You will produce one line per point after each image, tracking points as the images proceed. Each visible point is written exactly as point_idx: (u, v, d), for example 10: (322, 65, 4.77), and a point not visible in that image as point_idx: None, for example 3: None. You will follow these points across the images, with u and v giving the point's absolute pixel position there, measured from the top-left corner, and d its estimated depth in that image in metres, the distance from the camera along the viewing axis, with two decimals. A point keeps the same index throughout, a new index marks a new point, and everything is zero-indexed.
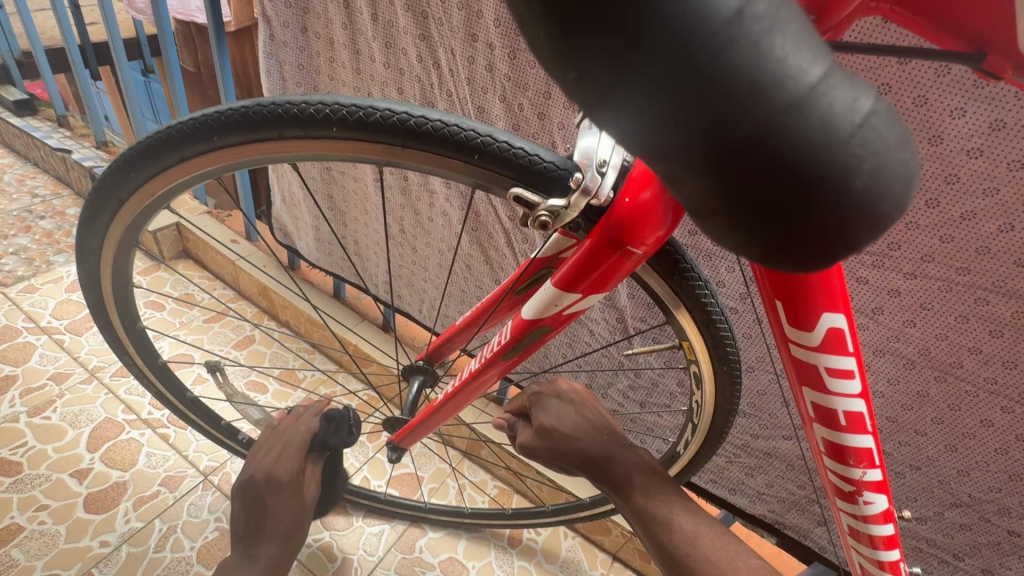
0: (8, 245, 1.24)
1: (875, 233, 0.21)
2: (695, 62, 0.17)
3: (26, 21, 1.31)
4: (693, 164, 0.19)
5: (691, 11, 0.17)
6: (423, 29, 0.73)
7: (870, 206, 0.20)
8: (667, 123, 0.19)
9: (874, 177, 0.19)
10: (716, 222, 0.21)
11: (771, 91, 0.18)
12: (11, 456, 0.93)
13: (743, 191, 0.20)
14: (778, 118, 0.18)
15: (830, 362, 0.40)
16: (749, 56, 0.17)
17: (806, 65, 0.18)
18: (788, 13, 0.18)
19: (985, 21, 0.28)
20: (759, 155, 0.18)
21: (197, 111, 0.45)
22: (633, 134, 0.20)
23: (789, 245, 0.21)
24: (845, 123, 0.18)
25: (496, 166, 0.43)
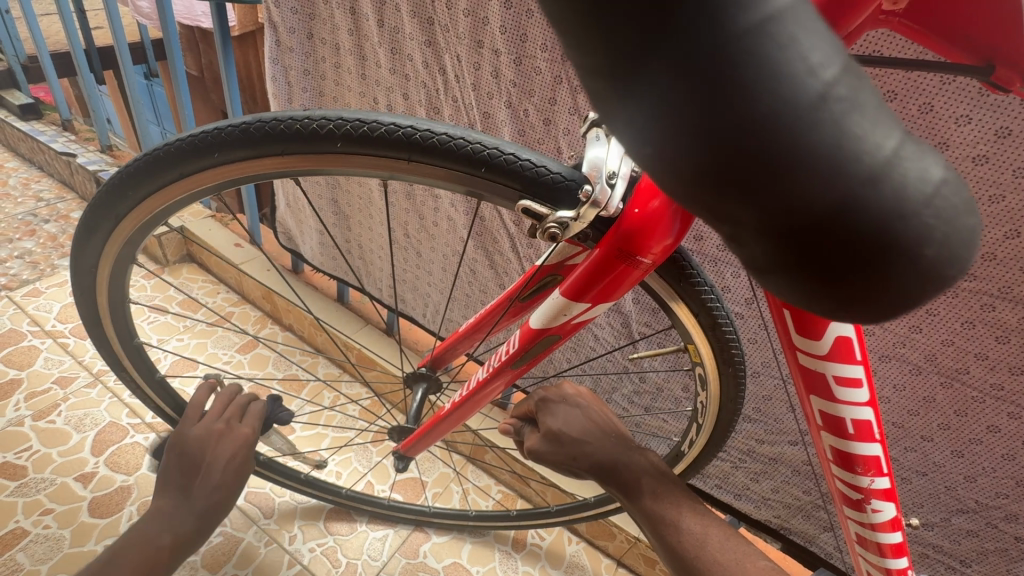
0: (13, 249, 1.24)
1: (935, 292, 0.20)
2: (778, 145, 0.16)
3: (32, 26, 1.32)
4: (763, 231, 0.18)
5: (778, 94, 0.15)
6: (429, 36, 0.74)
7: (936, 270, 0.19)
8: (737, 198, 0.17)
9: (944, 244, 0.18)
10: (776, 279, 0.20)
11: (826, 140, 0.16)
12: (16, 459, 0.93)
13: (810, 260, 0.18)
14: (857, 196, 0.16)
15: (838, 369, 0.41)
16: (830, 138, 0.16)
17: (883, 139, 0.17)
18: (865, 87, 0.17)
19: (992, 36, 0.28)
20: (834, 229, 0.17)
21: (198, 127, 0.46)
22: (699, 201, 0.19)
23: (851, 308, 0.20)
24: (920, 194, 0.17)
25: (502, 178, 0.43)
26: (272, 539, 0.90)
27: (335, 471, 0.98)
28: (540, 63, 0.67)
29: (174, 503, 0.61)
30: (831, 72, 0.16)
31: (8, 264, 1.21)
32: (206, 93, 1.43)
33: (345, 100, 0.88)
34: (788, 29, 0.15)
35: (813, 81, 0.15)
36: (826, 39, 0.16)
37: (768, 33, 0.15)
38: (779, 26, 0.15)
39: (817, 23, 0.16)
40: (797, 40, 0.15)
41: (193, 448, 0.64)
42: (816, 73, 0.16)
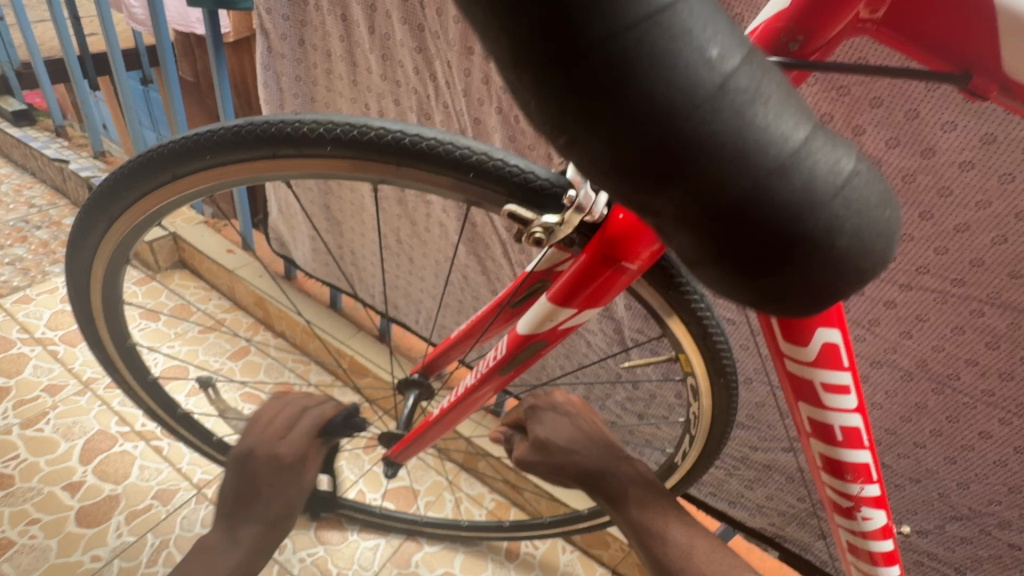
0: (3, 255, 1.23)
1: (858, 285, 0.22)
2: (682, 132, 0.18)
3: (26, 32, 1.32)
4: (683, 220, 0.20)
5: (678, 85, 0.17)
6: (420, 42, 0.74)
7: (854, 259, 0.20)
8: (654, 185, 0.19)
9: (856, 236, 0.20)
10: (708, 270, 0.21)
11: (720, 126, 0.18)
12: (3, 468, 0.92)
13: (733, 250, 0.20)
14: (763, 181, 0.18)
15: (826, 376, 0.40)
16: (732, 126, 0.18)
17: (787, 129, 0.19)
18: (769, 79, 0.19)
19: (971, 45, 0.28)
20: (749, 215, 0.19)
21: (187, 130, 0.45)
22: (624, 193, 0.20)
23: (778, 295, 0.21)
24: (825, 184, 0.19)
25: (490, 183, 0.43)
26: None
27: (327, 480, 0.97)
28: None
29: (221, 535, 0.58)
30: (731, 63, 0.18)
31: None
32: (200, 99, 1.43)
33: (338, 106, 0.88)
34: (683, 23, 0.17)
35: (712, 73, 0.17)
36: (727, 36, 0.18)
37: (662, 25, 0.17)
38: (673, 21, 0.17)
39: (715, 20, 0.18)
40: (692, 33, 0.17)
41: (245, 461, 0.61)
42: (714, 66, 0.17)
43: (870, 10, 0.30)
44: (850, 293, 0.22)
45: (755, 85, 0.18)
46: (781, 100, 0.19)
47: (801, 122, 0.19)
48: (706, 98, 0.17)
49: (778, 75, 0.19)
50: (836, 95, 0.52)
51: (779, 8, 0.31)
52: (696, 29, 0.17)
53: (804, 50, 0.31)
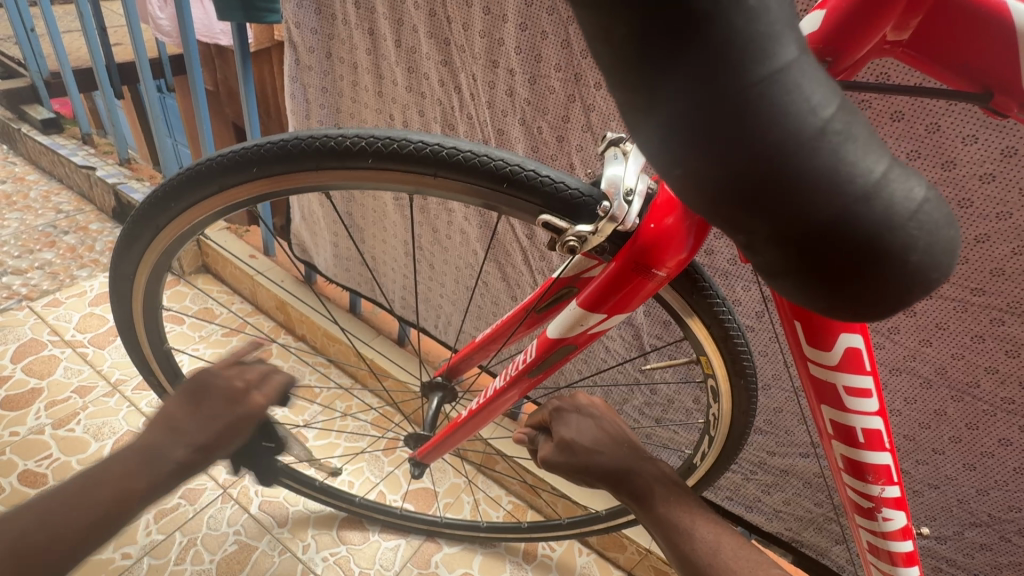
0: (33, 260, 1.27)
1: (923, 296, 0.23)
2: (787, 167, 0.20)
3: (56, 42, 1.36)
4: (778, 238, 0.21)
5: (790, 128, 0.19)
6: (445, 55, 0.76)
7: (923, 273, 0.22)
8: (756, 208, 0.21)
9: (926, 253, 0.22)
10: (788, 281, 0.23)
11: (819, 162, 0.20)
12: (37, 467, 0.95)
13: (819, 264, 0.21)
14: (852, 207, 0.20)
15: (847, 379, 0.42)
16: (830, 162, 0.20)
17: (872, 163, 0.21)
18: (857, 122, 0.21)
19: (993, 64, 0.30)
20: (837, 235, 0.21)
21: (236, 145, 0.48)
22: (722, 216, 0.22)
23: (856, 304, 0.23)
24: (902, 210, 0.21)
25: (522, 194, 0.44)
26: (285, 547, 0.91)
27: (348, 481, 0.99)
28: (554, 82, 0.69)
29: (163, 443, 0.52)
30: (830, 110, 0.20)
31: (29, 275, 1.24)
32: (220, 107, 1.48)
33: (362, 116, 0.91)
34: (795, 78, 0.19)
35: (815, 118, 0.19)
36: (824, 85, 0.20)
37: (780, 81, 0.19)
38: (787, 76, 0.19)
39: (818, 74, 0.20)
40: (802, 87, 0.19)
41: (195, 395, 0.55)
42: (817, 113, 0.20)
43: (895, 33, 0.31)
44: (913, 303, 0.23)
45: (848, 127, 0.20)
46: (867, 138, 0.21)
47: (882, 156, 0.21)
48: (809, 140, 0.19)
49: (863, 116, 0.21)
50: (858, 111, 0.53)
51: (810, 28, 0.32)
52: (804, 82, 0.19)
53: (834, 70, 0.33)
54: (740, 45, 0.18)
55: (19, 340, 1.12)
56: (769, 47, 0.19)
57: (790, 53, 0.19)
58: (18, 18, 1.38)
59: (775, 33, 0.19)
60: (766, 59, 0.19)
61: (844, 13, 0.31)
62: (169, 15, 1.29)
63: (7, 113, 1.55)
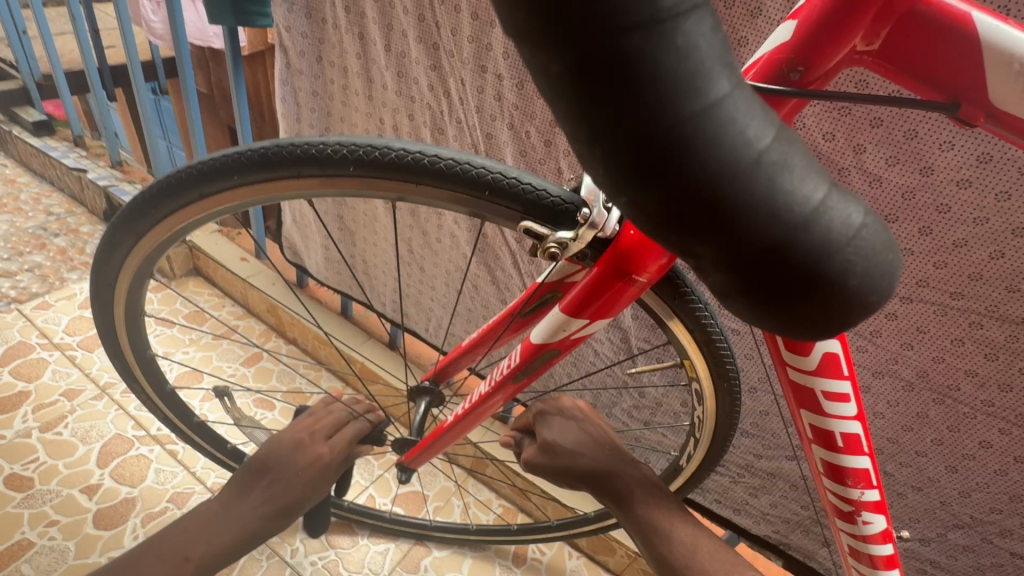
0: (23, 262, 1.26)
1: (866, 317, 0.24)
2: (725, 197, 0.21)
3: (48, 45, 1.35)
4: (724, 265, 0.22)
5: (726, 160, 0.20)
6: (434, 60, 0.76)
7: (863, 296, 0.23)
8: (699, 235, 0.22)
9: (865, 277, 0.23)
10: (738, 304, 0.24)
11: (756, 192, 0.21)
12: (23, 471, 0.94)
13: (762, 287, 0.22)
14: (791, 235, 0.21)
15: (826, 384, 0.42)
16: (768, 192, 0.21)
17: (810, 191, 0.22)
18: (794, 151, 0.22)
19: (960, 73, 0.30)
20: (777, 261, 0.22)
21: (218, 152, 0.48)
22: (669, 241, 0.23)
23: (800, 325, 0.24)
24: (841, 235, 0.22)
25: (504, 201, 0.45)
26: (273, 551, 0.91)
27: None
28: None
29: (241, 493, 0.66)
30: (765, 141, 0.21)
31: (18, 277, 1.23)
32: (212, 109, 1.48)
33: (353, 120, 0.91)
34: (729, 112, 0.20)
35: (750, 150, 0.20)
36: (760, 117, 0.21)
37: (713, 115, 0.20)
38: (721, 110, 0.20)
39: (754, 106, 0.21)
40: (736, 119, 0.20)
41: (282, 451, 0.67)
42: (753, 144, 0.21)
43: (866, 42, 0.32)
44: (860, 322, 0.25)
45: (784, 157, 0.21)
46: (804, 166, 0.22)
47: (820, 184, 0.22)
48: (745, 171, 0.20)
49: (802, 144, 0.22)
50: (838, 116, 0.54)
51: (781, 40, 0.33)
52: (739, 115, 0.20)
53: (805, 80, 0.33)
54: (673, 80, 0.19)
55: (6, 343, 1.11)
56: (702, 84, 0.19)
57: (724, 88, 0.20)
58: (10, 19, 1.38)
59: (708, 69, 0.19)
60: (699, 94, 0.19)
61: (811, 26, 0.32)
62: (162, 19, 1.29)
63: None
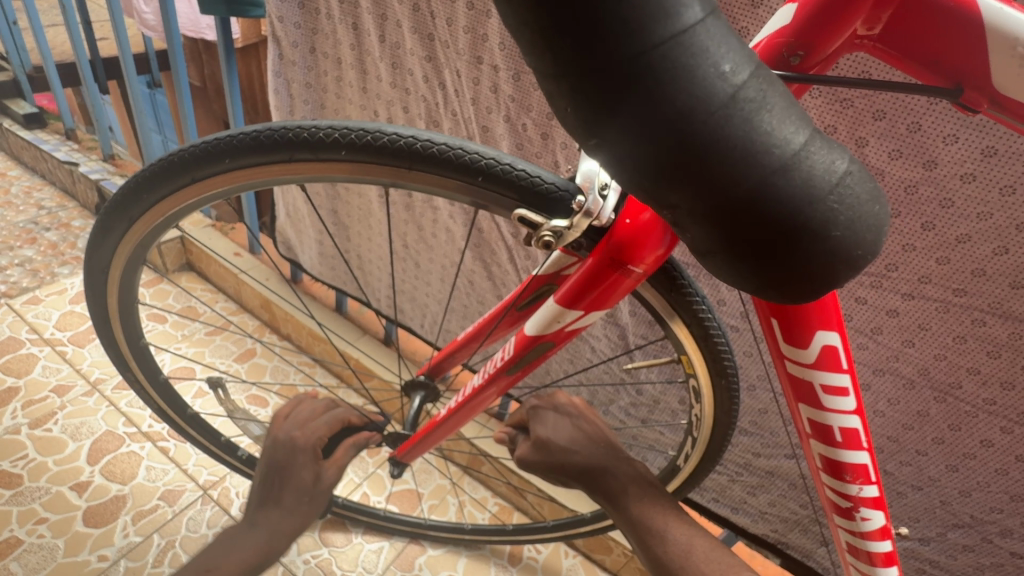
0: (13, 257, 1.25)
1: (852, 273, 0.23)
2: (698, 134, 0.20)
3: (38, 35, 1.33)
4: (699, 212, 0.21)
5: (697, 95, 0.19)
6: (429, 51, 0.75)
7: (848, 250, 0.23)
8: (672, 179, 0.21)
9: (848, 227, 0.22)
10: (717, 259, 0.23)
11: (731, 132, 0.20)
12: (12, 468, 0.93)
13: (740, 235, 0.22)
14: (768, 178, 0.21)
15: (826, 380, 0.41)
16: (743, 131, 0.20)
17: (788, 135, 0.21)
18: (772, 92, 0.21)
19: (964, 57, 0.29)
20: (754, 208, 0.21)
21: (207, 135, 0.46)
22: (643, 190, 0.22)
23: (782, 281, 0.23)
24: (822, 182, 0.21)
25: (500, 188, 0.44)
26: None
27: None
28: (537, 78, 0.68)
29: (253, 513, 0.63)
30: (740, 77, 0.20)
31: (8, 271, 1.21)
32: (206, 102, 1.46)
33: (347, 113, 0.89)
34: (701, 43, 0.19)
35: (724, 84, 0.20)
36: (735, 53, 0.20)
37: (684, 45, 0.19)
38: (692, 40, 0.19)
39: (729, 42, 0.20)
40: (709, 51, 0.20)
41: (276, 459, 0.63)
42: (727, 79, 0.20)
43: (867, 26, 0.31)
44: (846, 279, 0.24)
45: (761, 96, 0.21)
46: (782, 108, 0.21)
47: (800, 127, 0.21)
48: (719, 108, 0.20)
49: (780, 86, 0.22)
50: (841, 108, 0.53)
51: (781, 23, 0.32)
52: (713, 48, 0.20)
53: (804, 65, 0.32)
54: (639, 5, 0.18)
55: None
56: (671, 11, 0.19)
57: (694, 17, 0.19)
58: None
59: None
60: (669, 21, 0.19)
61: (812, 8, 0.30)
62: (155, 9, 1.27)
63: None
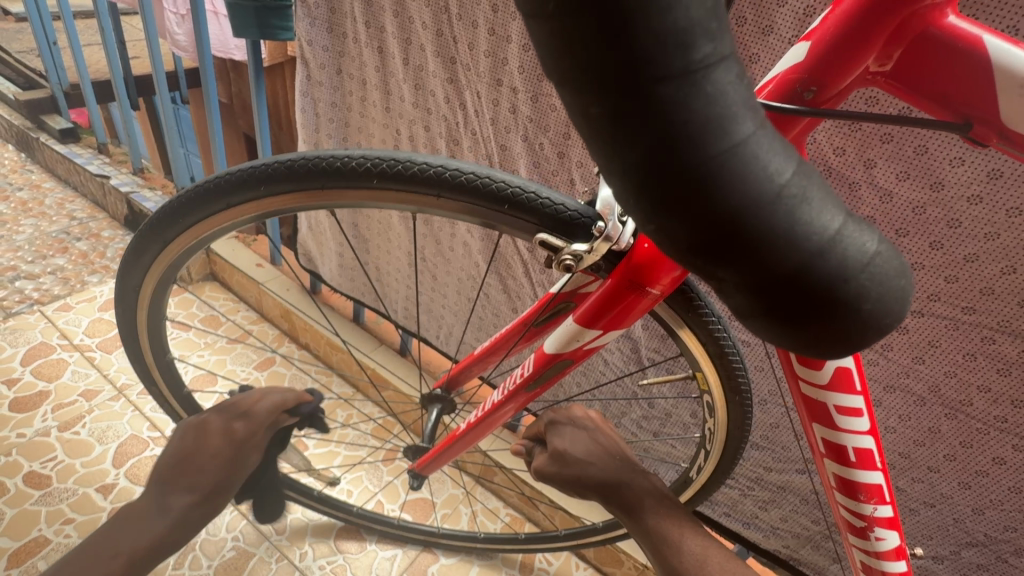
0: (46, 265, 1.29)
1: (880, 337, 0.25)
2: (749, 226, 0.22)
3: (77, 55, 1.40)
4: (748, 290, 0.23)
5: (749, 193, 0.21)
6: (451, 73, 0.78)
7: (876, 319, 0.24)
8: (726, 261, 0.23)
9: (878, 300, 0.24)
10: (760, 325, 0.25)
11: (778, 225, 0.22)
12: (41, 469, 0.96)
13: (784, 310, 0.23)
14: (811, 261, 0.22)
15: (840, 400, 0.42)
16: (789, 224, 0.22)
17: (827, 222, 0.23)
18: (813, 184, 0.23)
19: (973, 91, 0.31)
20: (800, 285, 0.23)
21: (247, 163, 0.50)
22: (695, 266, 0.24)
23: (821, 345, 0.25)
24: (857, 262, 0.23)
25: (522, 215, 0.46)
26: (282, 554, 0.92)
27: (347, 489, 1.00)
28: (555, 100, 0.71)
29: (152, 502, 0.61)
30: (786, 176, 0.22)
31: (41, 279, 1.26)
32: (232, 119, 1.52)
33: (369, 131, 0.93)
34: (752, 150, 0.21)
35: (773, 184, 0.22)
36: (781, 154, 0.22)
37: (738, 153, 0.21)
38: (744, 149, 0.21)
39: (774, 144, 0.22)
40: (759, 157, 0.22)
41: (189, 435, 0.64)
42: (774, 179, 0.22)
43: (878, 63, 0.33)
44: (875, 341, 0.25)
45: (803, 190, 0.23)
46: (822, 199, 0.23)
47: (836, 214, 0.23)
48: (769, 205, 0.22)
49: (818, 178, 0.24)
50: (848, 132, 0.55)
51: (795, 61, 0.34)
52: (762, 153, 0.22)
53: (818, 99, 0.34)
54: (699, 122, 0.20)
55: (28, 343, 1.14)
56: (727, 125, 0.21)
57: (746, 129, 0.21)
58: (41, 31, 1.43)
59: (733, 113, 0.21)
60: (724, 135, 0.21)
61: (825, 47, 0.33)
62: (187, 31, 1.32)
63: (26, 122, 1.58)
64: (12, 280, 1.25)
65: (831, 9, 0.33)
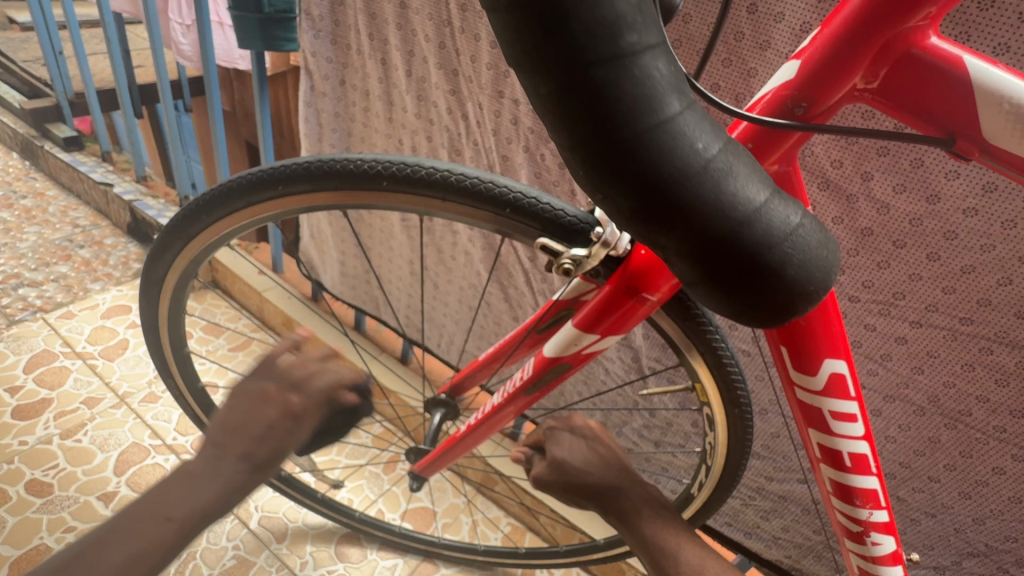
0: (49, 273, 1.30)
1: (808, 303, 0.28)
2: (680, 196, 0.24)
3: (82, 65, 1.41)
4: (685, 253, 0.26)
5: (679, 166, 0.24)
6: (454, 85, 0.79)
7: (803, 285, 0.27)
8: (663, 228, 0.25)
9: (802, 267, 0.27)
10: (701, 290, 0.27)
11: (705, 195, 0.25)
12: (43, 477, 0.96)
13: (716, 274, 0.26)
14: (736, 229, 0.25)
15: (834, 405, 0.43)
16: (714, 195, 0.25)
17: (751, 195, 0.26)
18: (738, 160, 0.26)
19: (956, 109, 0.32)
20: (727, 250, 0.25)
21: (265, 163, 0.50)
22: (637, 232, 0.26)
23: (753, 309, 0.27)
24: (779, 232, 0.26)
25: (525, 220, 0.47)
26: (283, 563, 0.91)
27: (348, 497, 1.00)
28: None
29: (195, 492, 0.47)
30: (713, 151, 0.25)
31: (44, 287, 1.27)
32: (235, 127, 1.53)
33: (372, 140, 0.94)
34: (680, 127, 0.24)
35: (700, 159, 0.24)
36: (707, 131, 0.25)
37: (666, 129, 0.24)
38: (672, 124, 0.24)
39: (702, 122, 0.25)
40: (686, 134, 0.24)
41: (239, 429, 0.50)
42: (701, 153, 0.24)
43: (866, 81, 0.33)
44: (804, 307, 0.28)
45: (727, 165, 0.25)
46: (745, 174, 0.26)
47: (760, 188, 0.26)
48: (696, 178, 0.24)
49: (745, 155, 0.26)
50: (846, 144, 0.55)
51: (786, 78, 0.35)
52: (689, 130, 0.24)
53: (807, 115, 0.35)
54: (630, 99, 0.23)
55: (31, 350, 1.14)
56: (657, 105, 0.23)
57: (674, 108, 0.24)
58: (48, 40, 1.45)
59: (661, 93, 0.23)
60: (654, 112, 0.23)
61: (814, 65, 0.33)
62: (192, 41, 1.34)
63: (30, 130, 1.60)
64: (15, 288, 1.26)
65: (819, 29, 0.34)
